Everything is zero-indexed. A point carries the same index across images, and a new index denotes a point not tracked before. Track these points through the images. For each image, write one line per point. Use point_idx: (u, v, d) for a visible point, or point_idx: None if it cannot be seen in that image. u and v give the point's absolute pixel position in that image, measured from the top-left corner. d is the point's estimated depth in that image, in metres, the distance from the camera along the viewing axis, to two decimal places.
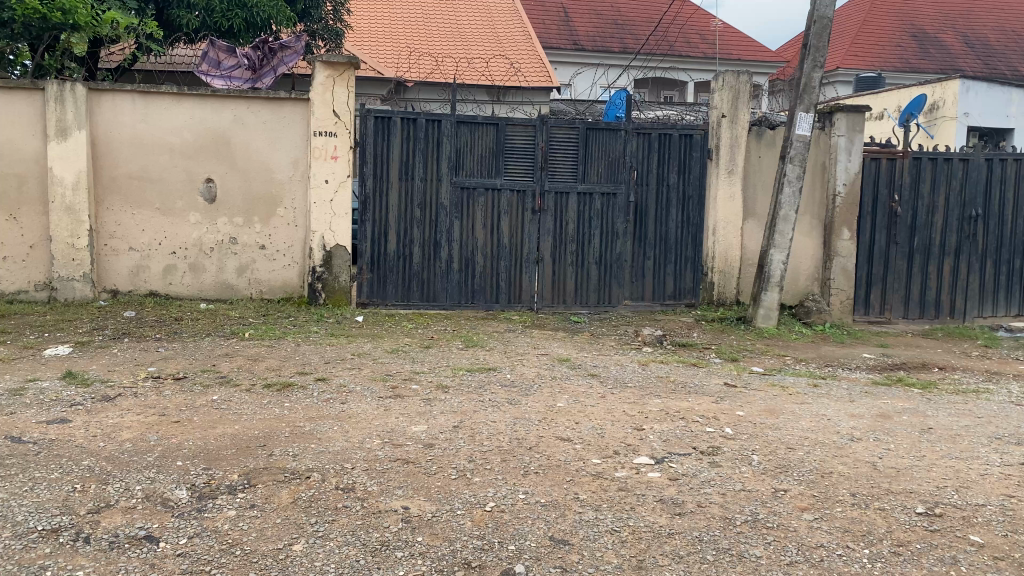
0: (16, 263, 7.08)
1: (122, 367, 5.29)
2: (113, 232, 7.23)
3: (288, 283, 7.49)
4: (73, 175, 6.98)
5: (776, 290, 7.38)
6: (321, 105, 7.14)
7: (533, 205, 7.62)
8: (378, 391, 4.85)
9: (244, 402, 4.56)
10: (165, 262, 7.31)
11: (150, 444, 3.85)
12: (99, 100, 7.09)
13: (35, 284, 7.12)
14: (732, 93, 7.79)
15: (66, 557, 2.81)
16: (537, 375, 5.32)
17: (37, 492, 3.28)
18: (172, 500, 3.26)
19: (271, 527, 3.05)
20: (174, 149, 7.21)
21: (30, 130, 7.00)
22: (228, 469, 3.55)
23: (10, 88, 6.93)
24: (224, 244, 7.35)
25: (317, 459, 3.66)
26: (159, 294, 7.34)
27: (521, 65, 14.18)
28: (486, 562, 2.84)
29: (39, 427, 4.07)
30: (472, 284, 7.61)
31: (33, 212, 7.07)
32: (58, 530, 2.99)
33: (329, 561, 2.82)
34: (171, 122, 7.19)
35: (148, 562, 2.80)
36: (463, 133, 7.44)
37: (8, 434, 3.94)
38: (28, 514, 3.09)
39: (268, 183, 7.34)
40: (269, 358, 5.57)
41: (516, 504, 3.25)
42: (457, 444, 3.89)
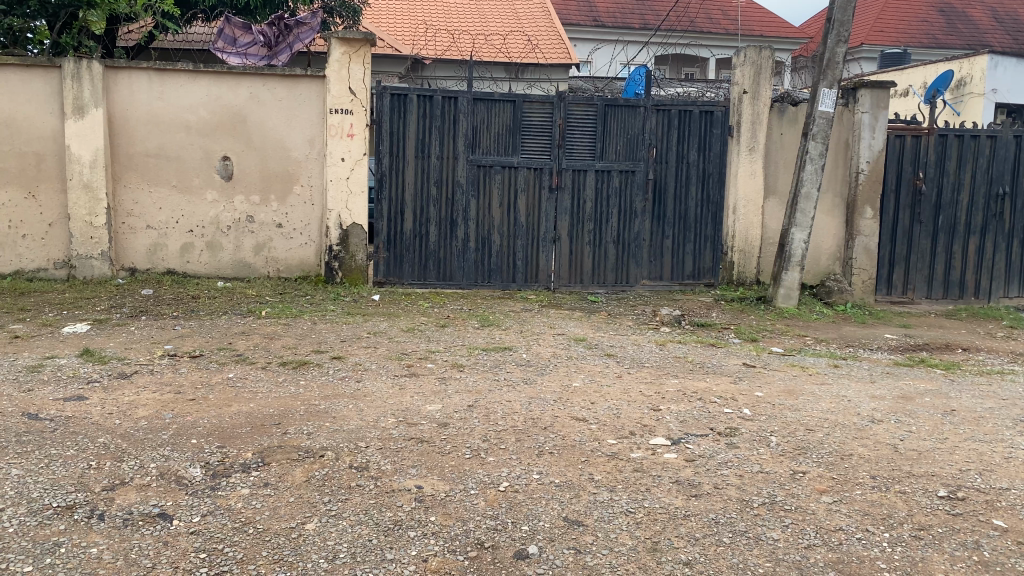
0: (34, 241, 7.12)
1: (138, 345, 5.31)
2: (130, 210, 7.23)
3: (305, 262, 7.47)
4: (91, 152, 6.99)
5: (797, 270, 7.28)
6: (338, 83, 7.10)
7: (550, 182, 7.54)
8: (394, 368, 4.85)
9: (259, 380, 4.56)
10: (182, 241, 7.31)
11: (164, 421, 3.85)
12: (115, 77, 7.09)
13: (54, 262, 7.16)
14: (754, 69, 7.68)
15: (81, 534, 2.81)
16: (552, 354, 5.27)
17: (53, 469, 3.28)
18: (186, 477, 3.25)
19: (284, 506, 3.04)
20: (191, 127, 7.19)
21: (48, 107, 7.01)
22: (242, 447, 3.54)
23: (27, 65, 6.94)
24: (241, 223, 7.35)
25: (332, 438, 3.64)
26: (177, 272, 7.35)
27: (538, 41, 14.04)
28: (499, 542, 2.81)
29: (55, 404, 4.08)
30: (489, 264, 7.57)
31: (51, 189, 7.08)
32: (73, 506, 3.00)
33: (341, 540, 2.81)
34: (187, 99, 7.16)
35: (161, 539, 2.80)
36: (479, 111, 7.36)
37: (24, 411, 3.95)
38: (43, 491, 3.09)
39: (285, 161, 7.31)
40: (286, 337, 5.56)
41: (529, 485, 3.21)
42: (472, 424, 3.86)
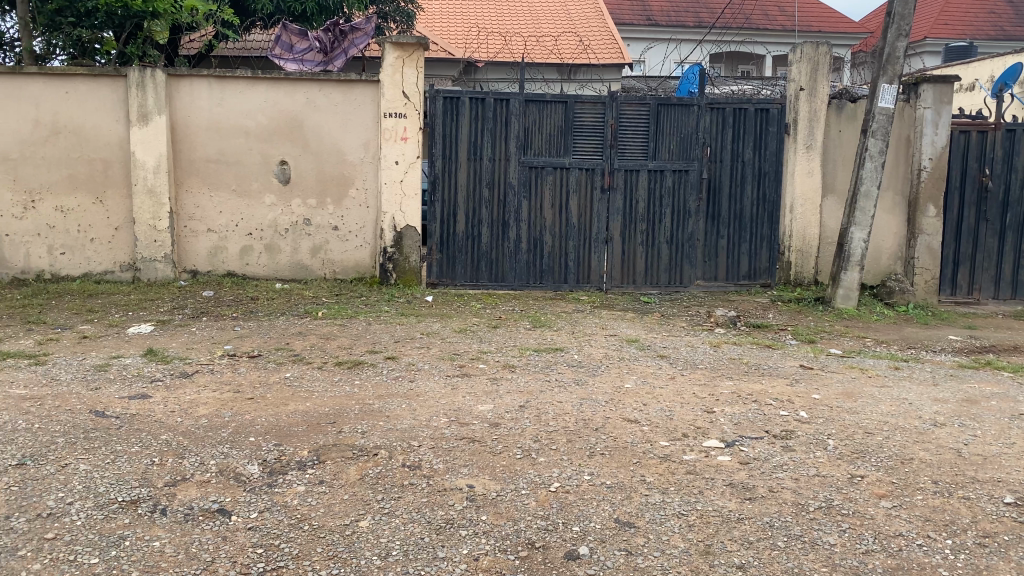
0: (102, 244, 7.37)
1: (199, 345, 5.45)
2: (193, 214, 7.43)
3: (360, 264, 7.58)
4: (155, 158, 7.21)
5: (856, 270, 7.11)
6: (391, 87, 7.19)
7: (602, 183, 7.51)
8: (446, 369, 4.89)
9: (315, 379, 4.65)
10: (241, 243, 7.49)
11: (224, 419, 3.95)
12: (178, 85, 7.28)
13: (120, 265, 7.41)
14: (811, 65, 7.53)
15: (144, 528, 2.91)
16: (604, 356, 5.25)
17: (118, 465, 3.40)
18: (244, 474, 3.33)
19: (339, 503, 3.09)
20: (249, 132, 7.36)
21: (114, 116, 7.24)
22: (298, 445, 3.61)
23: (95, 75, 7.17)
24: (298, 226, 7.49)
25: (386, 437, 3.69)
26: (237, 273, 7.53)
27: (591, 42, 14.01)
28: (550, 542, 2.81)
29: (120, 402, 4.22)
30: (540, 265, 7.57)
31: (117, 195, 7.32)
32: (136, 501, 3.09)
33: (394, 538, 2.84)
34: (247, 105, 7.33)
35: (221, 534, 2.87)
36: (531, 112, 7.37)
37: (92, 408, 4.10)
38: (109, 485, 3.20)
39: (341, 165, 7.42)
40: (341, 338, 5.65)
41: (581, 485, 3.21)
42: (523, 424, 3.86)
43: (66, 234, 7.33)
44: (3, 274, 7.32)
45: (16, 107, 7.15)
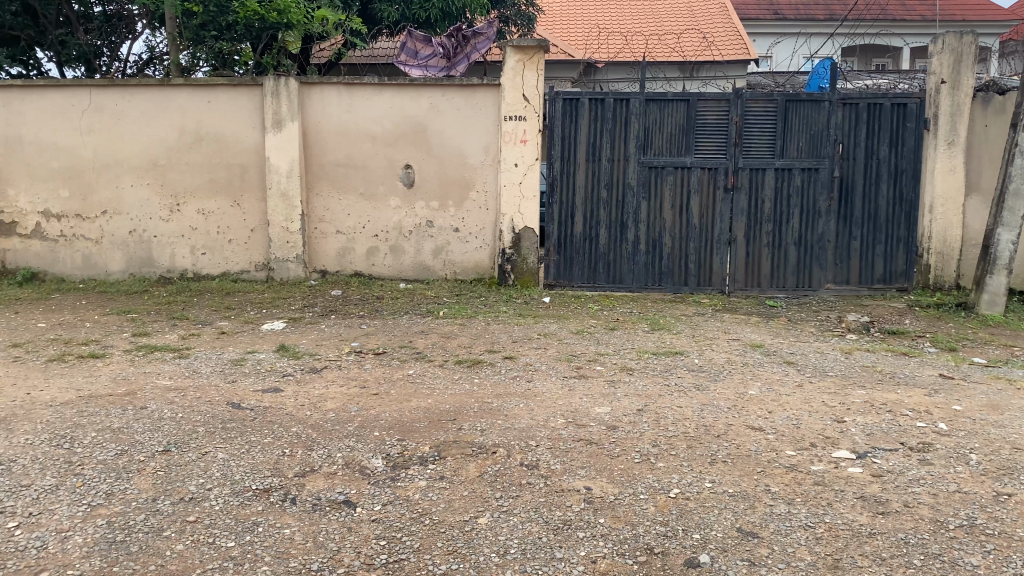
0: (239, 245, 7.79)
1: (327, 342, 5.68)
2: (322, 216, 7.75)
3: (480, 265, 7.69)
4: (288, 163, 7.56)
5: (1004, 273, 6.64)
6: (512, 90, 7.25)
7: (726, 182, 7.33)
8: (564, 370, 4.89)
9: (436, 377, 4.75)
10: (367, 245, 7.75)
11: (350, 414, 4.09)
12: (309, 93, 7.60)
13: (256, 264, 7.81)
14: (954, 56, 7.11)
15: (276, 515, 3.05)
16: (727, 361, 5.11)
17: (253, 454, 3.58)
18: (369, 467, 3.44)
19: (459, 499, 3.14)
20: (376, 137, 7.60)
21: (251, 123, 7.63)
22: (420, 441, 3.70)
23: (234, 85, 7.58)
24: (421, 227, 7.68)
25: (504, 435, 3.73)
26: (362, 273, 7.80)
27: (715, 38, 13.70)
28: (669, 549, 2.76)
29: (256, 395, 4.45)
30: (661, 267, 7.46)
31: (253, 198, 7.72)
32: (269, 489, 3.26)
33: (512, 536, 2.86)
34: (373, 111, 7.57)
35: (346, 525, 2.98)
36: (652, 111, 7.28)
37: (230, 400, 4.34)
38: (244, 474, 3.39)
39: (462, 168, 7.56)
40: (461, 337, 5.75)
41: (701, 492, 3.14)
42: (642, 428, 3.81)
43: (207, 235, 7.79)
44: (152, 273, 7.87)
45: (165, 116, 7.64)
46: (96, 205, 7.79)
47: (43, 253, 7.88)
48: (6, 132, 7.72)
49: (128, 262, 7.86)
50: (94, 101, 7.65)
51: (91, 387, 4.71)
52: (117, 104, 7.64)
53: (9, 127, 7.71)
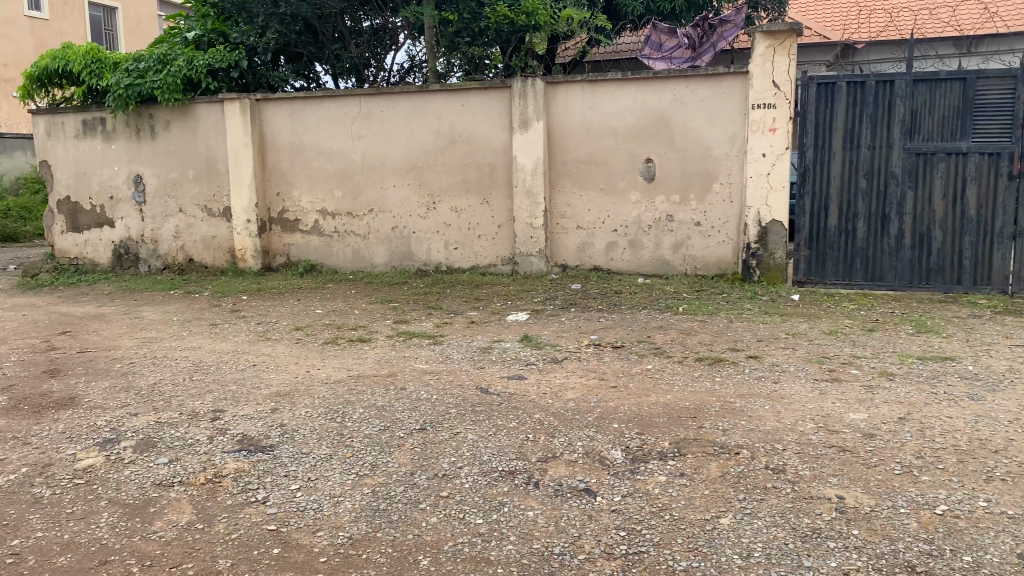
0: (487, 240, 8.20)
1: (569, 334, 5.82)
2: (564, 212, 7.93)
3: (722, 260, 7.48)
4: (533, 161, 7.82)
5: None
6: (761, 77, 6.96)
7: (1011, 168, 6.53)
8: (814, 372, 4.63)
9: (677, 373, 4.70)
10: (608, 239, 7.82)
11: (591, 404, 4.17)
12: (555, 92, 7.79)
13: (503, 259, 8.19)
14: None
15: (520, 498, 3.20)
16: (1007, 369, 4.56)
17: (500, 437, 3.79)
18: (609, 458, 3.48)
19: (700, 497, 3.10)
20: (618, 132, 7.63)
21: (500, 123, 7.97)
22: (660, 436, 3.68)
23: (485, 87, 7.94)
24: (662, 222, 7.61)
25: (748, 436, 3.61)
26: (603, 268, 7.90)
27: (999, 8, 12.23)
28: (934, 569, 2.54)
29: (501, 380, 4.69)
30: (928, 263, 6.83)
31: (501, 195, 8.07)
32: (514, 472, 3.42)
33: (756, 540, 2.77)
34: (616, 106, 7.60)
35: (587, 512, 3.04)
36: (921, 92, 6.67)
37: (478, 385, 4.61)
38: (492, 455, 3.59)
39: (706, 160, 7.38)
40: (703, 333, 5.63)
41: (974, 512, 2.84)
42: (903, 438, 3.52)
43: (459, 231, 8.27)
44: (411, 266, 8.52)
45: (422, 120, 8.19)
46: (363, 204, 8.55)
47: (320, 248, 8.81)
48: (291, 140, 8.68)
49: (390, 256, 8.57)
50: (362, 108, 8.37)
51: (359, 368, 5.22)
52: (381, 111, 8.31)
53: (294, 136, 8.66)
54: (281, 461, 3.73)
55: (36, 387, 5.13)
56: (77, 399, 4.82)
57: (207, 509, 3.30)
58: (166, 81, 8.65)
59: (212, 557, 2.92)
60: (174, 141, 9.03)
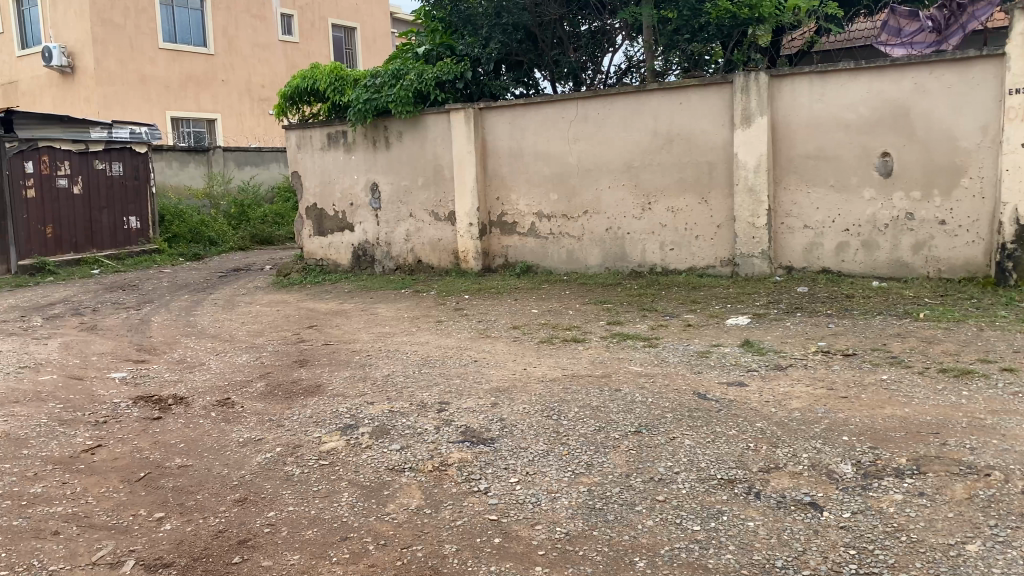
0: (706, 241, 8.02)
1: (793, 340, 5.59)
2: (790, 210, 7.58)
3: (971, 262, 6.82)
4: (755, 159, 7.53)
5: None
6: (1021, 58, 6.29)
7: None
8: None
9: (917, 385, 4.36)
10: (838, 239, 7.39)
11: (817, 415, 4.06)
12: (780, 85, 7.46)
13: (721, 260, 7.98)
14: None
15: (741, 507, 3.18)
16: None
17: (719, 444, 3.80)
18: (837, 472, 3.39)
19: (943, 520, 2.92)
20: (850, 125, 7.17)
21: (719, 121, 7.76)
22: (895, 451, 3.51)
23: (705, 85, 7.76)
24: (900, 220, 7.07)
25: (1001, 458, 3.34)
26: (832, 270, 7.47)
27: None
28: None
29: (721, 387, 4.67)
30: None
31: (720, 195, 7.85)
32: (733, 481, 3.42)
33: (1010, 571, 2.56)
34: (848, 98, 7.15)
35: (812, 527, 2.98)
36: None
37: (696, 390, 4.63)
38: (710, 462, 3.61)
39: (952, 153, 6.76)
40: (947, 342, 5.17)
41: None
42: None
43: (675, 231, 8.16)
44: (626, 267, 8.52)
45: (640, 120, 8.15)
46: (579, 206, 8.67)
47: (537, 249, 9.04)
48: (511, 145, 8.98)
49: (606, 257, 8.62)
50: (579, 112, 8.48)
51: (574, 367, 5.31)
52: (598, 113, 8.37)
53: (514, 141, 8.96)
54: (501, 454, 3.88)
55: (287, 374, 5.70)
56: (322, 386, 5.30)
57: (434, 495, 3.50)
58: (399, 95, 9.28)
59: (439, 541, 3.10)
60: (405, 149, 9.65)
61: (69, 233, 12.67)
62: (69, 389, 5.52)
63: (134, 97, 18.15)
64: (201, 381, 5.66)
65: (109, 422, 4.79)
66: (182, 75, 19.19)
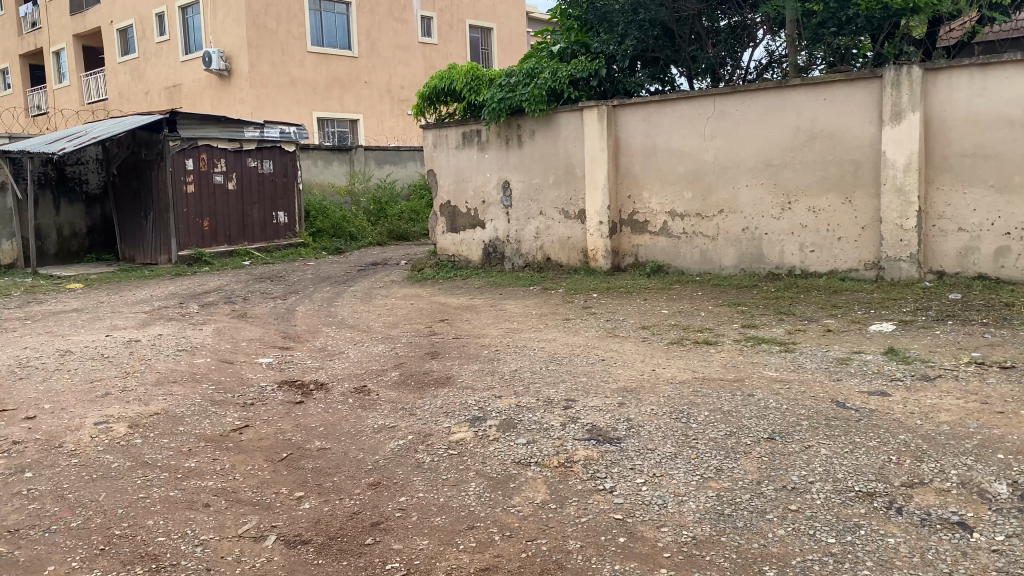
0: (849, 243, 7.67)
1: (944, 349, 5.28)
2: (943, 212, 7.14)
3: None
4: (906, 157, 7.13)
5: None
6: None
7: None
8: None
9: None
10: (997, 244, 6.91)
11: (969, 430, 3.82)
12: (935, 79, 7.04)
13: (865, 263, 7.61)
14: None
15: (880, 522, 3.04)
16: None
17: (858, 455, 3.64)
18: (990, 492, 3.20)
19: None
20: (1015, 121, 6.69)
21: (867, 117, 7.39)
22: None
23: (852, 79, 7.42)
24: None
25: None
26: (989, 277, 6.99)
27: None
28: None
29: (861, 396, 4.46)
30: None
31: (866, 195, 7.49)
32: (873, 494, 3.26)
33: None
34: (1014, 92, 6.67)
35: (961, 548, 2.81)
36: None
37: (834, 398, 4.44)
38: (848, 473, 3.46)
39: None
40: None
41: None
42: None
43: (816, 233, 7.85)
44: (762, 268, 8.27)
45: (781, 117, 7.89)
46: (714, 205, 8.48)
47: (668, 248, 8.91)
48: (645, 142, 8.89)
49: (740, 258, 8.40)
50: (717, 108, 8.29)
51: (705, 370, 5.21)
52: (737, 110, 8.16)
53: (647, 139, 8.86)
54: (627, 454, 3.86)
55: (420, 365, 5.88)
56: (452, 378, 5.43)
57: (559, 491, 3.52)
58: (533, 93, 9.38)
59: (563, 537, 3.12)
60: (538, 147, 9.72)
61: (224, 227, 13.54)
62: (221, 372, 5.91)
63: (284, 98, 19.16)
64: (340, 368, 5.92)
65: (256, 404, 5.09)
66: (327, 77, 20.10)
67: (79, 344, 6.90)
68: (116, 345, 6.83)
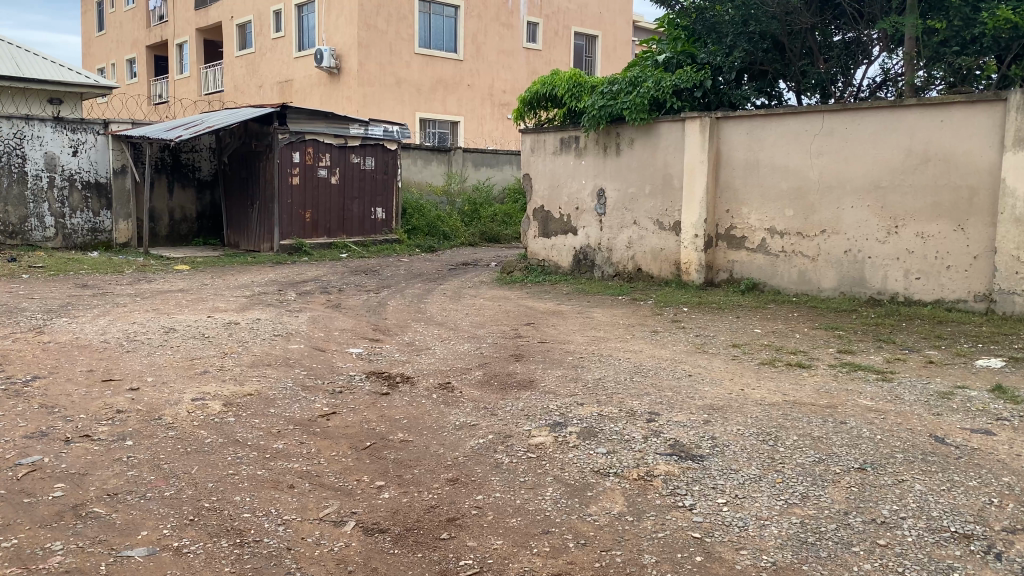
0: (959, 272, 7.32)
1: None
2: None
3: None
4: None
5: None
6: None
7: None
8: None
9: None
10: None
11: None
12: None
13: (975, 294, 7.26)
14: None
15: (977, 566, 2.89)
16: None
17: (955, 494, 3.47)
18: None
19: None
20: None
21: (987, 141, 7.04)
22: None
23: (974, 101, 7.08)
24: None
25: None
26: None
27: None
28: None
29: (963, 432, 4.25)
30: None
31: (981, 222, 7.14)
32: (970, 536, 3.11)
33: None
34: None
35: None
36: None
37: (933, 432, 4.25)
38: (944, 512, 3.30)
39: None
40: None
41: None
42: None
43: (924, 259, 7.52)
44: (863, 293, 7.98)
45: (893, 137, 7.60)
46: (816, 224, 8.24)
47: (765, 266, 8.70)
48: (747, 156, 8.71)
49: (840, 281, 8.13)
50: (825, 125, 8.05)
51: (796, 393, 5.05)
52: (847, 128, 7.89)
53: (750, 153, 8.67)
54: (710, 472, 3.78)
55: (504, 366, 5.92)
56: (535, 382, 5.44)
57: (637, 504, 3.48)
58: (634, 102, 9.28)
59: (638, 550, 3.08)
60: (636, 156, 9.64)
61: (324, 219, 13.96)
62: (313, 358, 6.09)
63: (389, 97, 19.63)
64: (426, 364, 6.01)
65: (343, 392, 5.22)
66: (432, 78, 20.48)
67: (183, 323, 7.23)
68: (217, 325, 7.13)
